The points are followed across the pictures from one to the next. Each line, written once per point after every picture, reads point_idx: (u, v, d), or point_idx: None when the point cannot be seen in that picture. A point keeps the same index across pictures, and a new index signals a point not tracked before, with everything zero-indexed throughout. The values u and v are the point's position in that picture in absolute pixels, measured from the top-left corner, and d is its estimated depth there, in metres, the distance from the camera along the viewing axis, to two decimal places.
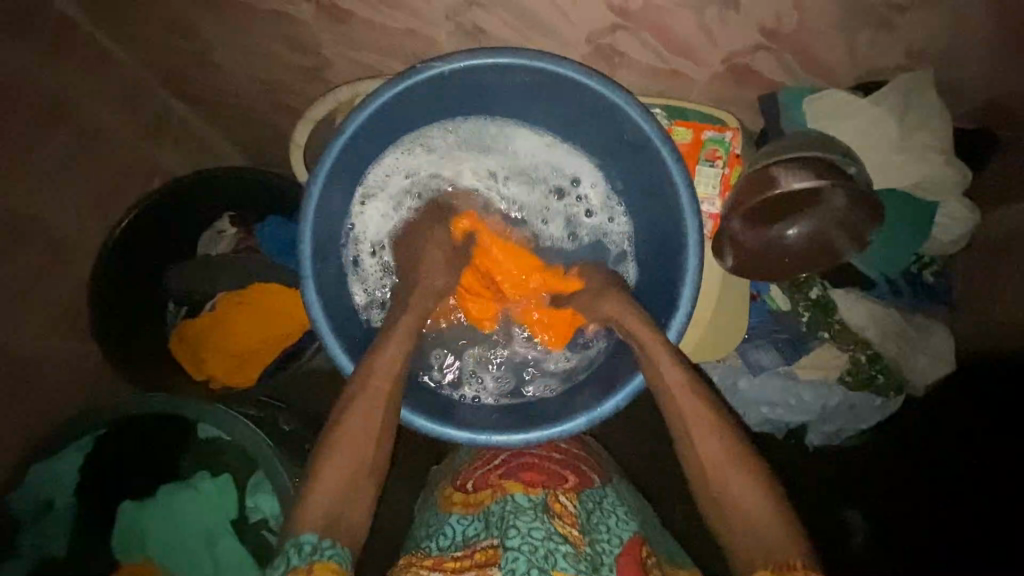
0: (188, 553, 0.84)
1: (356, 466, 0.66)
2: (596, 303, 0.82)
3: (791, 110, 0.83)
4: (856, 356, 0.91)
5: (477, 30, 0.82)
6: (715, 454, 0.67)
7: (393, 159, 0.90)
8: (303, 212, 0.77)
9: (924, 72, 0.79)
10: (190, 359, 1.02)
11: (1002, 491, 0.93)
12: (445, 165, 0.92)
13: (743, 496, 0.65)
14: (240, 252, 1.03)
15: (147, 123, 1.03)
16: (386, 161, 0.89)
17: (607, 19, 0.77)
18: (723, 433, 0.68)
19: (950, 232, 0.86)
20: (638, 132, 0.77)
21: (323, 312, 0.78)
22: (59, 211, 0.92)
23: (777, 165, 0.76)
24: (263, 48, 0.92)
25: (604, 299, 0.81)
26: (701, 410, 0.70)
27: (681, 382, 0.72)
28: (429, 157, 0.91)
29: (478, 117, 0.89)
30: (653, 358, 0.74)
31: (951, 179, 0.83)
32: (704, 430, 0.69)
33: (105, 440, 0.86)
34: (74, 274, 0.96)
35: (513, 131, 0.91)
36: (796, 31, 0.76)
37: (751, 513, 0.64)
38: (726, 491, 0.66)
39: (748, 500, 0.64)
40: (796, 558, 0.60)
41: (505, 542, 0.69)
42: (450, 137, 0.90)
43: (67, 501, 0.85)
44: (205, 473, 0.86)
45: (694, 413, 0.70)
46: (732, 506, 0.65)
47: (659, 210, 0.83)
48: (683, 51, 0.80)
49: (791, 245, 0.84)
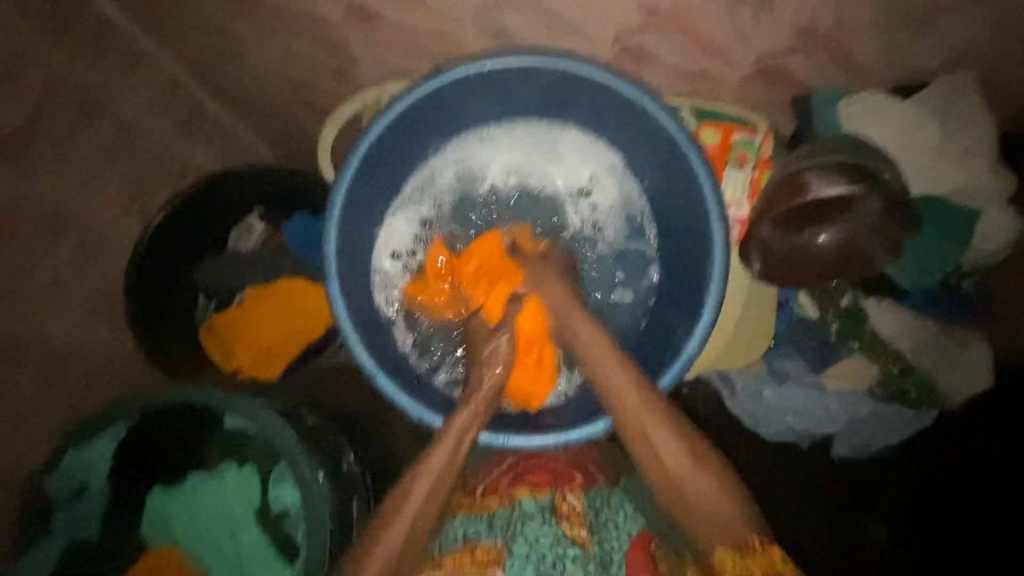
0: (214, 542, 0.87)
1: (433, 505, 0.70)
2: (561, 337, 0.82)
3: (826, 111, 0.80)
4: (888, 369, 0.88)
5: (504, 29, 0.82)
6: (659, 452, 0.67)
7: (428, 170, 0.93)
8: (328, 211, 0.78)
9: (966, 74, 0.76)
10: (218, 353, 1.05)
11: None
12: (473, 182, 0.95)
13: (701, 491, 0.64)
14: (266, 249, 1.06)
15: (177, 119, 1.05)
16: (412, 168, 0.91)
17: (635, 18, 0.76)
18: (670, 428, 0.68)
19: (990, 242, 0.81)
20: (664, 136, 0.76)
21: (346, 311, 0.79)
22: (91, 203, 0.94)
23: (810, 170, 0.77)
24: (291, 48, 0.94)
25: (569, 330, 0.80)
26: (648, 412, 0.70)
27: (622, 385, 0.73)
28: (454, 167, 0.94)
29: (501, 124, 0.90)
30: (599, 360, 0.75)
31: (995, 187, 0.79)
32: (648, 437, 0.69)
33: (138, 428, 0.90)
34: (109, 267, 0.99)
35: (535, 136, 0.91)
36: (832, 31, 0.74)
37: (718, 510, 0.63)
38: (681, 487, 0.65)
39: (716, 498, 0.63)
40: (757, 540, 0.60)
41: (511, 547, 0.72)
42: (482, 147, 0.93)
43: (99, 484, 0.89)
44: (230, 464, 0.89)
45: (640, 412, 0.70)
46: (705, 506, 0.63)
47: (685, 216, 0.82)
48: (712, 51, 0.78)
49: (821, 252, 0.82)
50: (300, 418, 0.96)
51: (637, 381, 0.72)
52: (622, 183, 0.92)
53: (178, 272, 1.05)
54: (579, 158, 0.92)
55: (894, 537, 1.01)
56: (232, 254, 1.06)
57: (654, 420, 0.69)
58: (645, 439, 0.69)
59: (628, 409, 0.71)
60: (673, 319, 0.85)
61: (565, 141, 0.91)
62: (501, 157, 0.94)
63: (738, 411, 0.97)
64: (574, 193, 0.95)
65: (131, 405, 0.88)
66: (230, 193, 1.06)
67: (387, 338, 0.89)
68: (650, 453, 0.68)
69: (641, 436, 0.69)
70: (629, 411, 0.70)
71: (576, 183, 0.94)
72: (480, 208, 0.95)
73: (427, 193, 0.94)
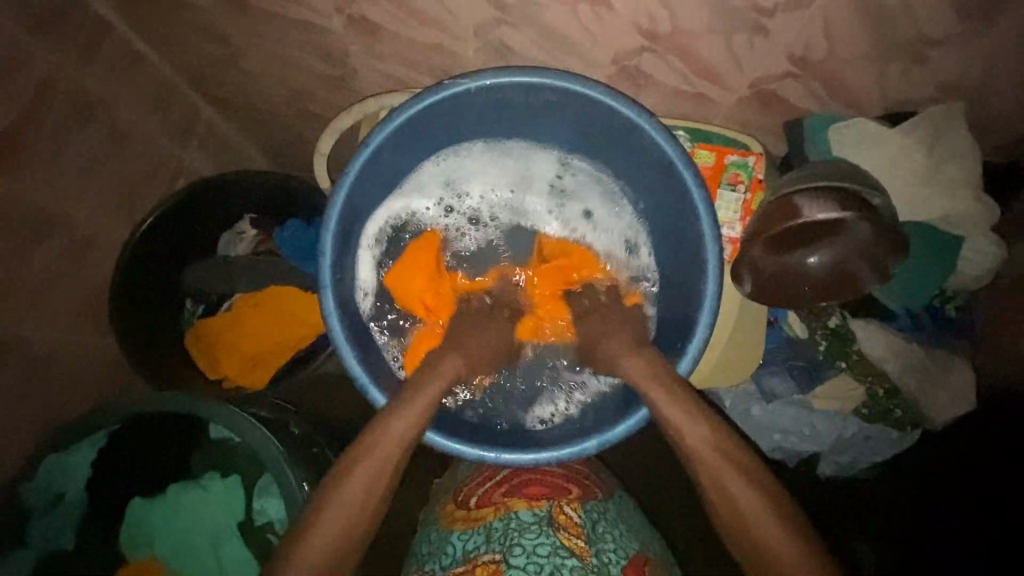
0: (193, 554, 0.85)
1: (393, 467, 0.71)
2: (601, 349, 0.82)
3: (814, 136, 0.82)
4: (873, 390, 0.90)
5: (504, 45, 0.82)
6: (742, 494, 0.66)
7: (425, 179, 0.92)
8: (325, 220, 0.77)
9: (954, 106, 0.78)
10: (206, 359, 1.04)
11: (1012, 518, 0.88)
12: (465, 184, 0.94)
13: (777, 543, 0.64)
14: (260, 255, 1.06)
15: (171, 122, 1.05)
16: (410, 170, 0.90)
17: (635, 41, 0.77)
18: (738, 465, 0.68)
19: (974, 267, 0.84)
20: (660, 156, 0.77)
21: (339, 321, 0.78)
22: (83, 205, 0.94)
23: (801, 194, 0.75)
24: (289, 55, 0.94)
25: (606, 343, 0.81)
26: (726, 456, 0.68)
27: (694, 425, 0.70)
28: (452, 171, 0.93)
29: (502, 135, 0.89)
30: (670, 405, 0.71)
31: (979, 214, 0.81)
32: (738, 482, 0.67)
33: (120, 436, 0.87)
34: (99, 270, 0.99)
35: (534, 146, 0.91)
36: (825, 59, 0.76)
37: (776, 552, 0.64)
38: (757, 540, 0.65)
39: (789, 555, 0.63)
40: None
41: (509, 560, 0.72)
42: (480, 160, 0.92)
43: (79, 495, 0.86)
44: (213, 474, 0.87)
45: (722, 471, 0.67)
46: (772, 560, 0.64)
47: (679, 238, 0.83)
48: (707, 74, 0.80)
49: (811, 273, 0.84)
50: (286, 429, 0.95)
51: (711, 418, 0.71)
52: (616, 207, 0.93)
53: (168, 277, 1.05)
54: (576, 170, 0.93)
55: (877, 551, 1.04)
56: (224, 262, 1.05)
57: (739, 470, 0.67)
58: (724, 484, 0.67)
59: (719, 472, 0.68)
60: (666, 341, 0.84)
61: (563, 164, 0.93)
62: (498, 165, 0.93)
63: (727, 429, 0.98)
64: (566, 201, 0.95)
65: (111, 414, 0.85)
66: (225, 197, 1.05)
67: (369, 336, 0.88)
68: (724, 498, 0.67)
69: (708, 468, 0.68)
70: (709, 465, 0.68)
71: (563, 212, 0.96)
72: (477, 222, 0.97)
73: (423, 194, 0.93)
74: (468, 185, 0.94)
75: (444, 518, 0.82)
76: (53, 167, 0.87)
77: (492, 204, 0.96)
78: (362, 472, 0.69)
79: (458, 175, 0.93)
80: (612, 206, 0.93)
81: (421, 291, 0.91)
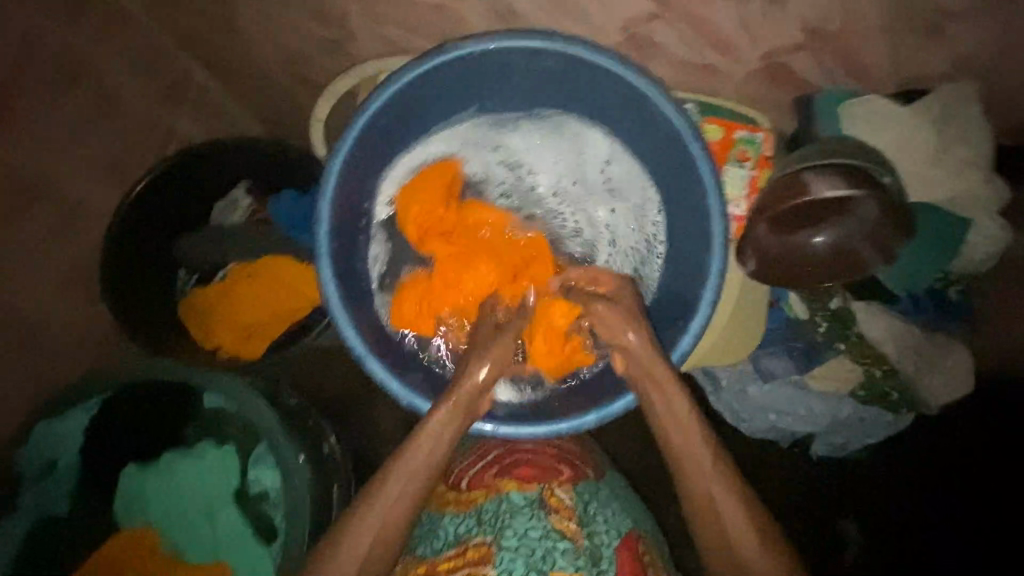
0: (187, 522, 0.85)
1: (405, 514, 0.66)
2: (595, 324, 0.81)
3: (825, 111, 0.80)
4: (871, 370, 0.89)
5: (509, 9, 0.80)
6: (733, 516, 0.63)
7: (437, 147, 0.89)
8: (322, 187, 0.75)
9: (966, 85, 0.76)
10: (198, 328, 1.02)
11: (1006, 504, 0.87)
12: (487, 142, 0.91)
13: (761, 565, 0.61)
14: (255, 223, 1.03)
15: (162, 86, 1.01)
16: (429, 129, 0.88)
17: (644, 8, 0.75)
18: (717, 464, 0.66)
19: (980, 251, 0.83)
20: (667, 128, 0.75)
21: (337, 288, 0.77)
22: (73, 169, 0.91)
23: (810, 170, 0.74)
24: (285, 17, 0.91)
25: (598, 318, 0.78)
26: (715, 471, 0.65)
27: (683, 440, 0.68)
28: (473, 129, 0.89)
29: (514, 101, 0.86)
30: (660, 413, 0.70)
31: (985, 196, 0.80)
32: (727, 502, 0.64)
33: (112, 404, 0.86)
34: (90, 237, 0.97)
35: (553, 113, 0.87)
36: (840, 31, 0.74)
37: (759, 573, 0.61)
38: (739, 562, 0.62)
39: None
40: None
41: (501, 542, 0.71)
42: (493, 126, 0.90)
43: (72, 462, 0.86)
44: (208, 444, 0.87)
45: (710, 487, 0.64)
46: None
47: (684, 214, 0.81)
48: (718, 45, 0.78)
49: (814, 252, 0.83)
50: (283, 400, 0.95)
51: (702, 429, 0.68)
52: (632, 209, 0.91)
53: (161, 247, 1.03)
54: (596, 137, 0.88)
55: (865, 535, 1.03)
56: (218, 230, 1.02)
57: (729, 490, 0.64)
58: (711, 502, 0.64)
59: (709, 492, 0.64)
60: (670, 316, 0.83)
61: (588, 157, 0.90)
62: (519, 125, 0.90)
63: (723, 408, 0.98)
64: (590, 167, 0.91)
65: (105, 381, 0.85)
66: (219, 164, 1.02)
67: (372, 307, 0.87)
68: (711, 519, 0.64)
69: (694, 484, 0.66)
70: (694, 477, 0.66)
71: (578, 211, 0.93)
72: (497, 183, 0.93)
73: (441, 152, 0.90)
74: (490, 143, 0.91)
75: (432, 502, 0.80)
76: (41, 128, 0.85)
77: (515, 165, 0.93)
78: (367, 519, 0.65)
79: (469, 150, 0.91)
80: (633, 177, 0.89)
81: (422, 216, 0.88)
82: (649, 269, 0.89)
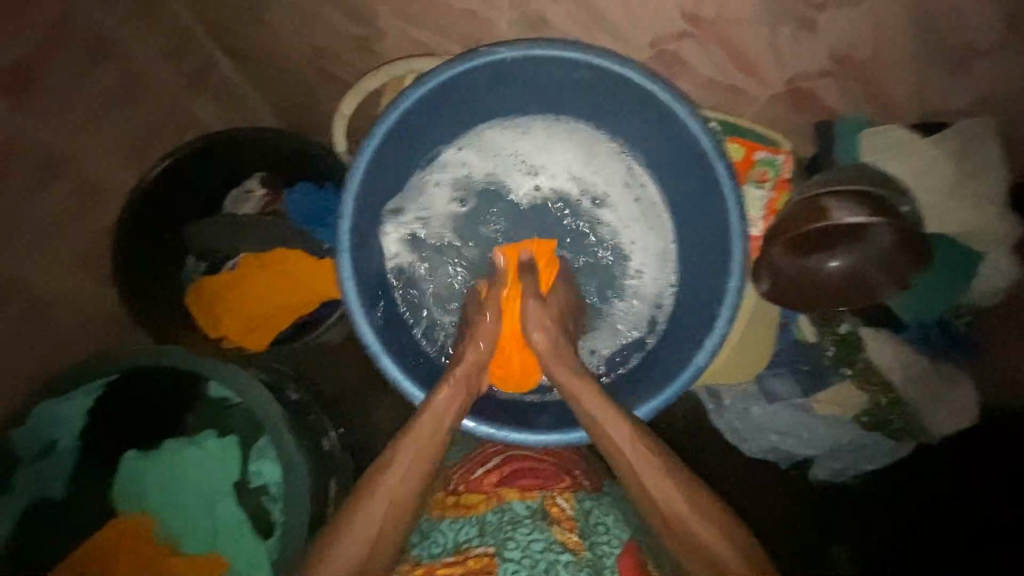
0: (185, 509, 0.85)
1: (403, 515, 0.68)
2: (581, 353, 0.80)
3: (845, 137, 0.82)
4: (877, 399, 0.90)
5: (541, 19, 0.81)
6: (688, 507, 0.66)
7: (484, 151, 0.91)
8: (346, 180, 0.75)
9: (988, 121, 0.77)
10: (204, 317, 1.01)
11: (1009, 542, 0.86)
12: (518, 145, 0.91)
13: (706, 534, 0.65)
14: (267, 214, 1.02)
15: (186, 71, 1.01)
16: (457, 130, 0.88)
17: (676, 24, 0.76)
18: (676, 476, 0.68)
19: (992, 284, 0.83)
20: (694, 145, 0.76)
21: (354, 283, 0.76)
22: (94, 146, 0.91)
23: (830, 196, 0.76)
24: (318, 12, 0.91)
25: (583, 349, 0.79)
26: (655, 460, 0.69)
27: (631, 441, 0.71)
28: (506, 131, 0.90)
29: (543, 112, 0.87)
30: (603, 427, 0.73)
31: (1000, 231, 0.80)
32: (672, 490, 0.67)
33: (119, 386, 0.86)
34: (102, 218, 0.96)
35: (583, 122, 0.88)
36: (866, 60, 0.75)
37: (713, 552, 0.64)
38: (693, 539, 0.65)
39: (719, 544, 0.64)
40: None
41: (504, 553, 0.69)
42: (525, 131, 0.90)
43: (71, 443, 0.85)
44: (211, 433, 0.86)
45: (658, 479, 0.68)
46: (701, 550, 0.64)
47: (705, 230, 0.81)
48: (745, 66, 0.79)
49: (827, 277, 0.84)
50: (284, 394, 0.93)
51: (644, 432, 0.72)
52: (650, 244, 0.91)
53: (171, 232, 1.02)
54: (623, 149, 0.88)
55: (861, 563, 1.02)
56: (229, 216, 1.00)
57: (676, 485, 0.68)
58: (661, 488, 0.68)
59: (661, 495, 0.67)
60: (686, 332, 0.83)
61: (611, 171, 0.91)
62: (549, 130, 0.90)
63: (724, 428, 0.98)
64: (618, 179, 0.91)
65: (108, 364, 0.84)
66: (236, 153, 1.02)
67: (388, 305, 0.87)
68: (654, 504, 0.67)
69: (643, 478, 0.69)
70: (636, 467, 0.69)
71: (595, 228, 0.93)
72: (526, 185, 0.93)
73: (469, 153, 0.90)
74: (519, 147, 0.91)
75: (430, 507, 0.80)
76: (65, 102, 0.85)
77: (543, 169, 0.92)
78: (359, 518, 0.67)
79: (505, 154, 0.92)
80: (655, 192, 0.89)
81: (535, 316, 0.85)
82: (665, 284, 0.90)
